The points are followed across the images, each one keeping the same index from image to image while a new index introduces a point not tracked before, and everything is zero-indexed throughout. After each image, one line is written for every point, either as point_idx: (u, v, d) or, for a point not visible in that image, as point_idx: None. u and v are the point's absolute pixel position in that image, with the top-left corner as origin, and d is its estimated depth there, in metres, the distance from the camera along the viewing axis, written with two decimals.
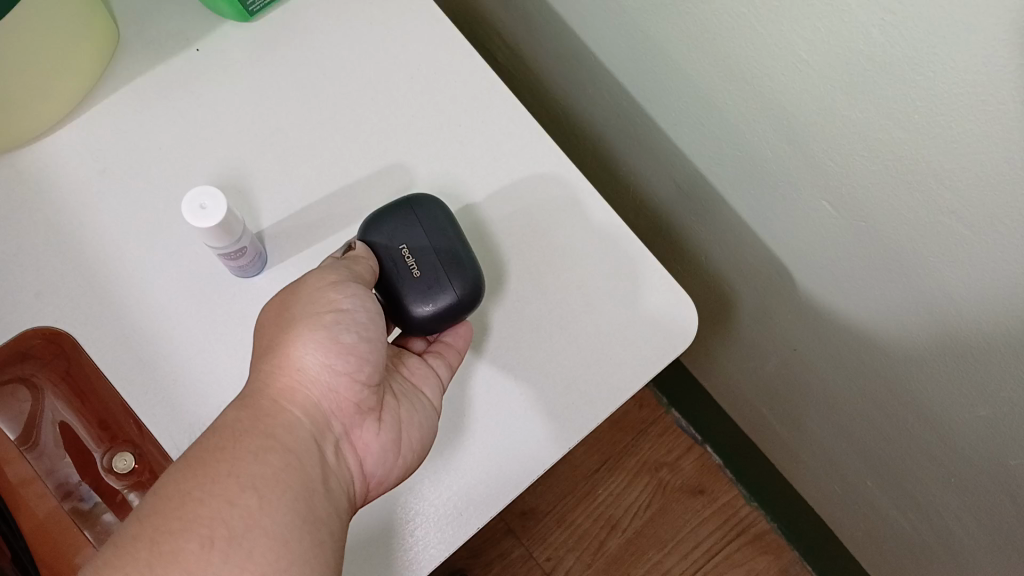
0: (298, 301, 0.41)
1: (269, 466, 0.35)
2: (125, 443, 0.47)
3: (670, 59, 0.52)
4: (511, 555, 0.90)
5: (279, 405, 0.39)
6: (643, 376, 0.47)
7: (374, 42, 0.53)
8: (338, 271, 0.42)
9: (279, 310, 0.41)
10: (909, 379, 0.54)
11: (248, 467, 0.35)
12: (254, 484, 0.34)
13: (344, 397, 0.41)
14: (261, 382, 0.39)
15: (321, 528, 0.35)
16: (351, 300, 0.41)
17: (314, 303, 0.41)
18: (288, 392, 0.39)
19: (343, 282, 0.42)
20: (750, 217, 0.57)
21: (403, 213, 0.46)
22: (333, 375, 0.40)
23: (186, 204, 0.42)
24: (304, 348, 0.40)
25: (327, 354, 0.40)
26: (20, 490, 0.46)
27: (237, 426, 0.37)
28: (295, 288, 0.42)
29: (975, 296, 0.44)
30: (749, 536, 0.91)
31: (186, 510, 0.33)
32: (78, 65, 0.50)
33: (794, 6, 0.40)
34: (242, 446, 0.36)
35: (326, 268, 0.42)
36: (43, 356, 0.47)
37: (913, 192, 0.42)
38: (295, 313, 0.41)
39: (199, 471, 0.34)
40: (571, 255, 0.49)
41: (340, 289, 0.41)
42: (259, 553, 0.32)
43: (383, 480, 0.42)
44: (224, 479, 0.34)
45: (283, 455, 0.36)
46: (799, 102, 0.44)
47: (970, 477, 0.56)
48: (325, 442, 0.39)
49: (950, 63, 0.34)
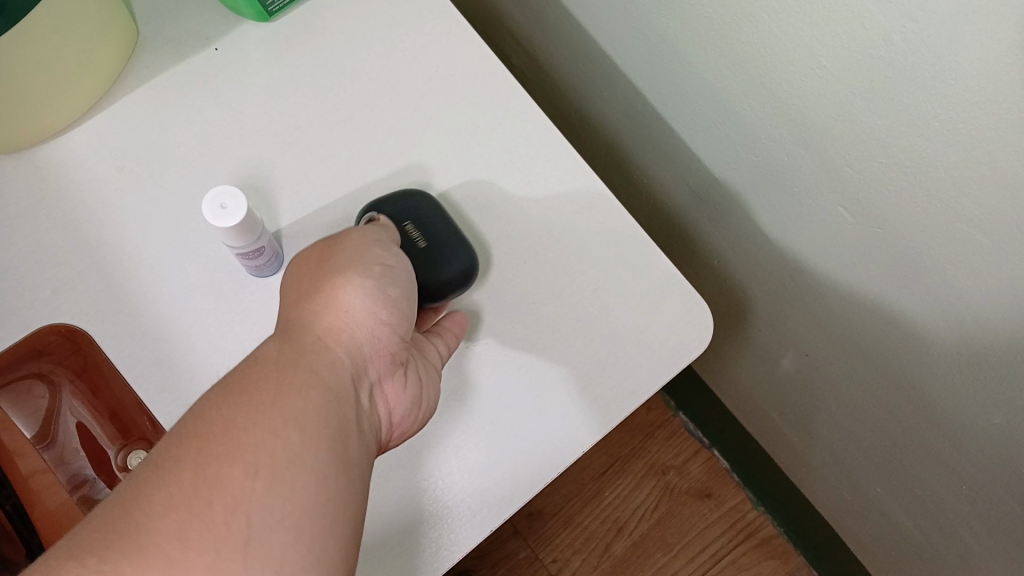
0: (345, 253, 0.41)
1: (313, 399, 0.33)
2: (140, 441, 0.49)
3: (688, 62, 0.52)
4: (518, 556, 0.90)
5: (324, 342, 0.37)
6: (658, 381, 0.47)
7: (392, 43, 0.53)
8: (376, 233, 0.44)
9: (320, 260, 0.41)
10: (924, 382, 0.54)
11: (292, 399, 0.32)
12: (298, 418, 0.32)
13: (384, 344, 0.39)
14: (306, 320, 0.38)
15: (355, 471, 0.33)
16: (396, 259, 0.42)
17: (364, 255, 0.41)
18: (334, 331, 0.37)
19: (386, 244, 0.43)
20: (766, 222, 0.57)
21: (383, 212, 0.48)
22: (377, 322, 0.39)
23: (207, 203, 0.41)
24: (352, 294, 0.39)
25: (374, 302, 0.39)
26: (31, 481, 0.46)
27: (279, 359, 0.35)
28: (337, 242, 0.42)
29: (991, 304, 0.44)
30: (756, 540, 0.91)
31: (230, 436, 0.30)
32: (98, 61, 0.49)
33: (815, 11, 0.40)
34: (285, 380, 0.33)
35: (364, 230, 0.43)
36: (58, 351, 0.48)
37: (931, 199, 0.42)
38: (344, 261, 0.41)
39: (242, 399, 0.32)
40: (588, 258, 0.49)
41: (386, 249, 0.42)
42: (301, 488, 0.30)
43: (402, 433, 0.41)
44: (269, 409, 0.31)
45: (325, 392, 0.34)
46: (820, 108, 0.44)
47: (982, 483, 0.55)
48: (362, 385, 0.37)
49: (972, 72, 0.34)
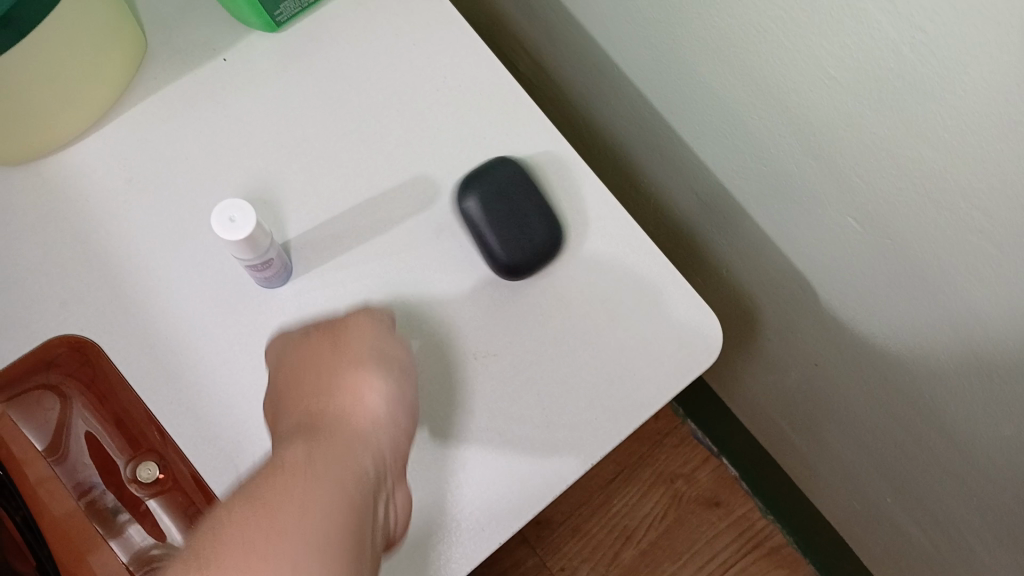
0: (365, 352, 0.41)
1: (344, 508, 0.32)
2: (149, 452, 0.48)
3: (696, 72, 0.52)
4: (525, 565, 0.90)
5: (351, 446, 0.36)
6: (666, 393, 0.47)
7: (400, 54, 0.53)
8: (388, 322, 0.44)
9: (336, 356, 0.41)
10: (934, 393, 0.53)
11: (323, 508, 0.31)
12: (330, 531, 0.30)
13: (398, 448, 0.39)
14: (329, 421, 0.37)
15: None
16: (407, 358, 0.43)
17: (381, 354, 0.42)
18: (359, 434, 0.37)
19: (397, 340, 0.43)
20: (774, 232, 0.56)
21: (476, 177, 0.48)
22: (393, 427, 0.39)
23: (215, 216, 0.41)
24: (373, 398, 0.39)
25: (392, 408, 0.40)
26: (38, 489, 0.47)
27: (307, 463, 0.34)
28: (352, 339, 0.42)
29: (1002, 317, 0.43)
30: (764, 550, 0.90)
31: (269, 554, 0.29)
32: (107, 73, 0.50)
33: (824, 23, 0.40)
34: (314, 485, 0.32)
35: (378, 323, 0.43)
36: (67, 363, 0.48)
37: (940, 210, 0.41)
38: (362, 362, 0.41)
39: (276, 511, 0.30)
40: (595, 269, 0.48)
41: (399, 347, 0.43)
42: None
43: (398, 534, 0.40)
44: (303, 521, 0.30)
45: (354, 499, 0.33)
46: (829, 120, 0.44)
47: (992, 495, 0.55)
48: (384, 493, 0.36)
49: (981, 83, 0.34)
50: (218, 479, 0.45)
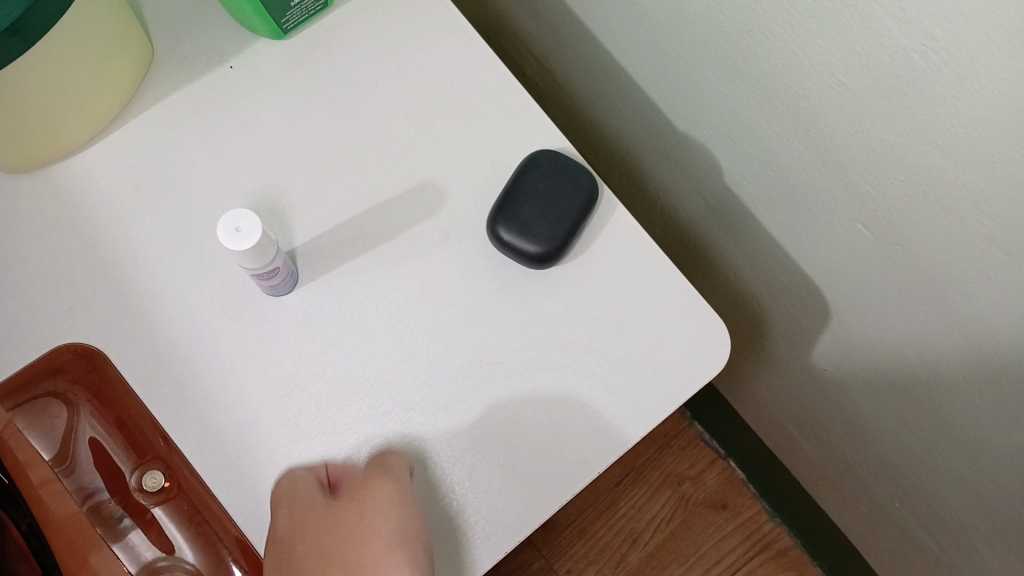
0: (376, 513, 0.42)
1: None
2: (154, 461, 0.49)
3: (705, 77, 0.52)
4: (532, 567, 0.90)
5: None
6: (674, 400, 0.47)
7: (407, 60, 0.52)
8: (402, 476, 0.43)
9: (348, 520, 0.42)
10: (943, 400, 0.53)
11: None
12: None
13: None
14: None
15: None
16: (417, 511, 0.42)
17: (392, 509, 0.42)
18: None
19: (405, 493, 0.42)
20: (783, 237, 0.56)
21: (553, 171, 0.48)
22: None
23: (222, 226, 0.41)
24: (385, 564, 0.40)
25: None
26: (40, 490, 0.46)
27: None
28: (363, 500, 0.42)
29: (1012, 324, 0.43)
30: (772, 552, 0.90)
31: None
32: (115, 80, 0.49)
33: (834, 29, 0.39)
34: None
35: (390, 476, 0.43)
36: (74, 370, 0.48)
37: (951, 217, 0.41)
38: (372, 526, 0.41)
39: None
40: (602, 275, 0.48)
41: (409, 500, 0.42)
42: None
43: None
44: None
45: None
46: (838, 127, 0.44)
47: (1002, 501, 0.55)
48: None
49: (994, 91, 0.34)
50: (224, 487, 0.45)
